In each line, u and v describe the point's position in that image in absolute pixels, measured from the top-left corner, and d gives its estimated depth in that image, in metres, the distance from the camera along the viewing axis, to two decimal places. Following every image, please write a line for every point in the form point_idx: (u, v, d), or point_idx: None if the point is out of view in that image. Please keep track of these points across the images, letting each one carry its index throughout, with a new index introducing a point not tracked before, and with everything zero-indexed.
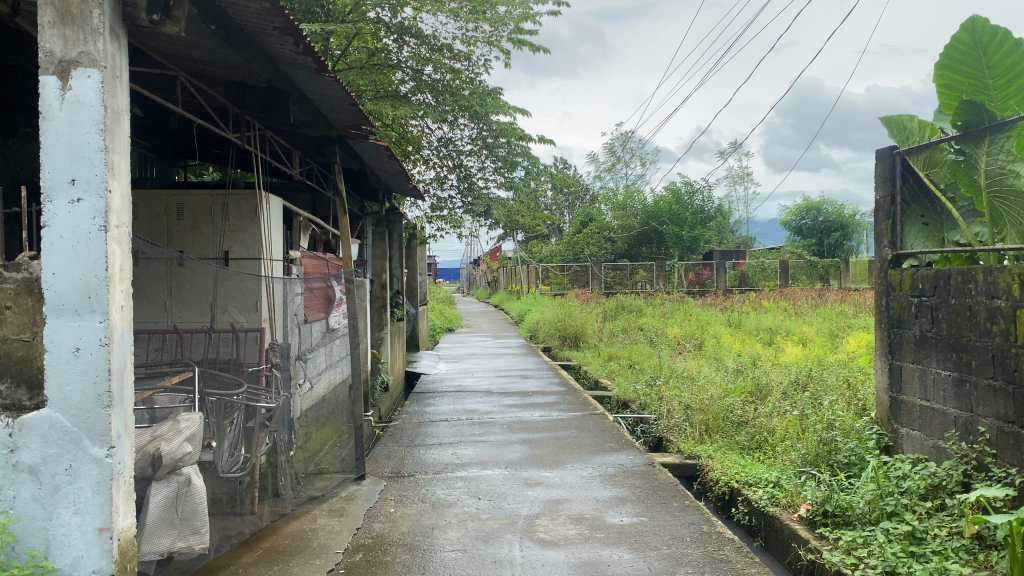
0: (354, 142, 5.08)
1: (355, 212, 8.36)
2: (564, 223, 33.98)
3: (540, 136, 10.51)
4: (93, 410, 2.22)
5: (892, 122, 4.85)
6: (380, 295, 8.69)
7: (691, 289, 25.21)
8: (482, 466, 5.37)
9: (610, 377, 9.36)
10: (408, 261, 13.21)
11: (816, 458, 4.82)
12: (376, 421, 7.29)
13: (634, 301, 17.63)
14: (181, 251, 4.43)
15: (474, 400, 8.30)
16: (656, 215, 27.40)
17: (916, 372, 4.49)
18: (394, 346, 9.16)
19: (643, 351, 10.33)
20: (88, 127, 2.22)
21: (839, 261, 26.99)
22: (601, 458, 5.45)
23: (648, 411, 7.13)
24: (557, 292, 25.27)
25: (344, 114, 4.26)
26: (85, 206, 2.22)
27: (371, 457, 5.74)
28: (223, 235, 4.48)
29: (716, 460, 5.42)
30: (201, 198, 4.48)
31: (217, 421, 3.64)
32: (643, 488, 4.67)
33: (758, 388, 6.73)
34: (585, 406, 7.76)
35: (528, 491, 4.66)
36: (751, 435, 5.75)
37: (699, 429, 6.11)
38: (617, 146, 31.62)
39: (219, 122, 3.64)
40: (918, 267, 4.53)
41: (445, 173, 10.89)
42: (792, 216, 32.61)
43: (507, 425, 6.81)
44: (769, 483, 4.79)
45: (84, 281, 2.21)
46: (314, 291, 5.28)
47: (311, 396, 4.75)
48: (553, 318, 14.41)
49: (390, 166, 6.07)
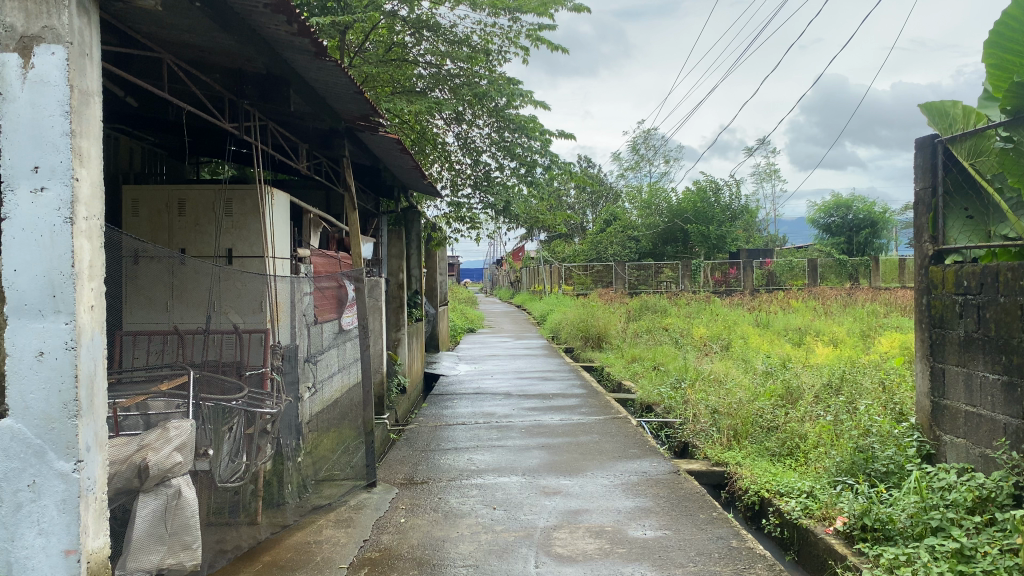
0: (365, 135, 4.89)
1: (370, 209, 8.19)
2: (587, 222, 33.72)
3: (561, 131, 10.32)
4: (59, 421, 2.02)
5: (933, 109, 4.56)
6: (396, 296, 8.38)
7: (717, 289, 24.82)
8: (499, 473, 5.14)
9: (633, 379, 9.11)
10: (427, 261, 13.03)
11: (852, 467, 4.55)
12: (392, 424, 7.10)
13: (658, 301, 17.35)
14: (182, 248, 4.25)
15: (493, 402, 8.09)
16: (681, 213, 27.07)
17: (961, 376, 4.20)
18: (411, 347, 8.97)
19: (669, 352, 10.07)
20: (52, 108, 2.02)
21: (868, 260, 26.46)
22: (623, 465, 5.21)
23: (673, 415, 6.87)
24: (581, 292, 25.00)
25: (353, 104, 4.04)
26: (48, 195, 2.02)
27: (385, 463, 5.53)
28: (227, 231, 4.29)
29: (746, 467, 5.16)
30: (203, 193, 4.29)
31: (213, 427, 3.45)
32: (667, 498, 4.42)
33: (789, 390, 6.45)
34: (608, 409, 7.51)
35: (545, 501, 4.42)
36: (781, 441, 5.47)
37: (727, 435, 5.84)
38: (640, 144, 31.35)
39: (214, 110, 3.46)
40: (962, 263, 4.25)
41: (464, 170, 10.71)
42: (820, 214, 32.06)
43: (526, 429, 6.59)
44: (802, 493, 4.52)
45: (48, 278, 2.02)
46: (324, 291, 5.08)
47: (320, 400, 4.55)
48: (576, 319, 14.16)
49: (403, 161, 5.87)
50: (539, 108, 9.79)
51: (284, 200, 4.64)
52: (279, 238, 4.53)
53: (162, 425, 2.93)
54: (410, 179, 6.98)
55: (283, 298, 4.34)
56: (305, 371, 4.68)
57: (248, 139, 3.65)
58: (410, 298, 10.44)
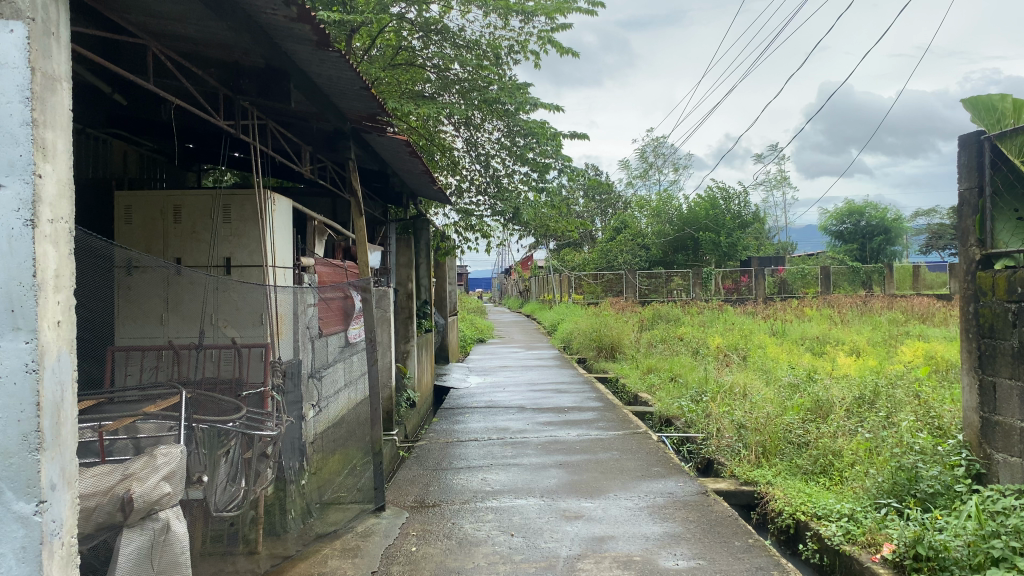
0: (372, 137, 4.61)
1: (378, 217, 7.93)
2: (596, 231, 33.47)
3: (572, 135, 10.07)
4: (18, 455, 1.75)
5: (979, 103, 4.26)
6: (405, 306, 8.11)
7: (729, 298, 24.47)
8: (515, 495, 4.84)
9: (651, 391, 8.81)
10: (436, 271, 12.77)
11: (895, 488, 4.25)
12: (402, 440, 6.82)
13: (671, 310, 17.05)
14: (179, 259, 3.97)
15: (506, 416, 7.79)
16: (692, 221, 26.77)
17: (1015, 391, 3.89)
18: (421, 359, 8.69)
19: (686, 363, 9.77)
20: (10, 94, 1.75)
21: (882, 267, 26.08)
22: (647, 485, 4.90)
23: (695, 429, 6.56)
24: (591, 301, 24.67)
25: (358, 102, 3.77)
26: (6, 194, 1.75)
27: (394, 484, 5.24)
28: (224, 239, 4.02)
29: (779, 487, 4.86)
30: (200, 198, 4.02)
31: (208, 452, 3.16)
32: (697, 522, 4.12)
33: (819, 402, 6.14)
34: (627, 423, 7.19)
35: (567, 526, 4.12)
36: (813, 459, 5.17)
37: (755, 452, 5.53)
38: (649, 151, 31.11)
39: (208, 106, 3.20)
40: (1015, 268, 3.93)
41: (473, 176, 10.45)
42: (832, 221, 31.70)
43: (542, 445, 6.29)
44: (842, 516, 4.21)
45: (5, 290, 1.75)
46: (330, 301, 4.85)
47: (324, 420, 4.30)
48: (587, 329, 13.86)
49: (412, 165, 5.61)
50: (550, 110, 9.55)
51: (287, 205, 4.37)
52: (281, 246, 4.26)
53: (148, 453, 2.65)
54: (419, 185, 6.72)
55: (284, 309, 4.10)
56: (309, 387, 4.45)
57: (245, 138, 3.39)
58: (419, 308, 10.16)
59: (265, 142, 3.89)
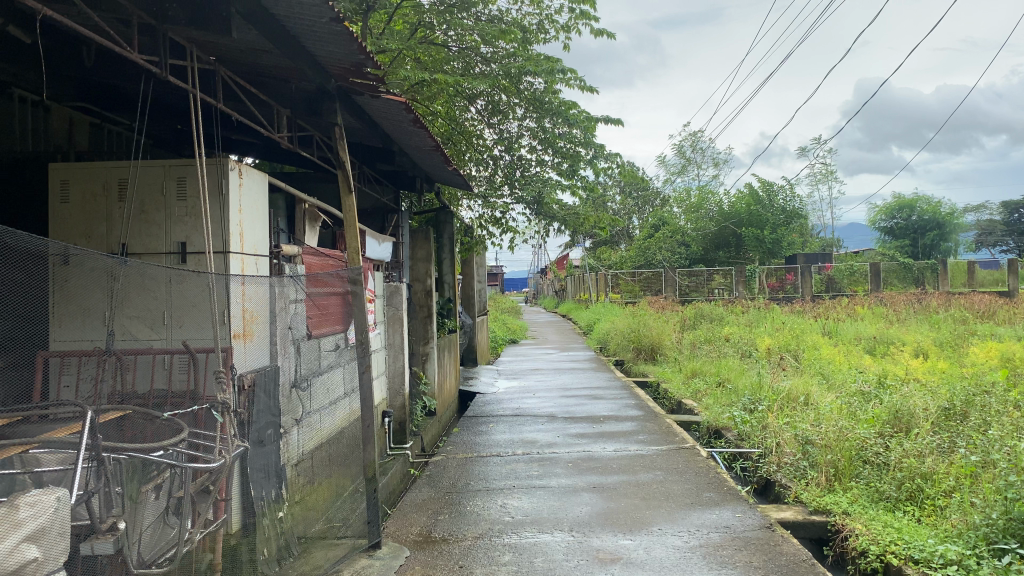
0: (363, 101, 3.90)
1: (390, 206, 7.23)
2: (633, 228, 32.54)
3: (607, 118, 9.30)
4: None
5: None
6: (424, 303, 7.33)
7: (773, 296, 23.39)
8: (540, 526, 4.06)
9: (696, 397, 7.97)
10: (465, 269, 12.06)
11: (1011, 527, 3.38)
12: (415, 455, 6.09)
13: (714, 309, 16.14)
14: (127, 246, 3.27)
15: (533, 427, 7.00)
16: (733, 216, 25.78)
17: None
18: (442, 363, 7.94)
19: (734, 365, 8.91)
20: None
21: (935, 263, 24.80)
22: (697, 516, 4.11)
23: (749, 444, 5.73)
24: (629, 300, 23.78)
25: (331, 44, 3.06)
26: None
27: (398, 512, 4.49)
28: (180, 220, 3.29)
29: (860, 520, 3.99)
30: (152, 171, 3.31)
31: (129, 492, 2.40)
32: (764, 569, 3.31)
33: (899, 413, 5.22)
34: (670, 436, 6.36)
35: (600, 573, 3.34)
36: (898, 484, 4.33)
37: (826, 475, 4.67)
38: (688, 145, 30.19)
39: (122, 38, 2.54)
40: None
41: (501, 165, 9.71)
42: (881, 216, 30.47)
43: (572, 462, 5.49)
44: (945, 562, 3.35)
45: None
46: (326, 296, 4.15)
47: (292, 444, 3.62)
48: (625, 329, 13.02)
49: (418, 140, 4.86)
50: (583, 87, 8.80)
51: (261, 179, 3.64)
52: (252, 227, 3.52)
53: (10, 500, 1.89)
54: (433, 167, 5.98)
55: (253, 306, 3.39)
56: (289, 400, 3.77)
57: (172, 78, 2.72)
58: (443, 307, 9.40)
59: (216, 94, 3.20)
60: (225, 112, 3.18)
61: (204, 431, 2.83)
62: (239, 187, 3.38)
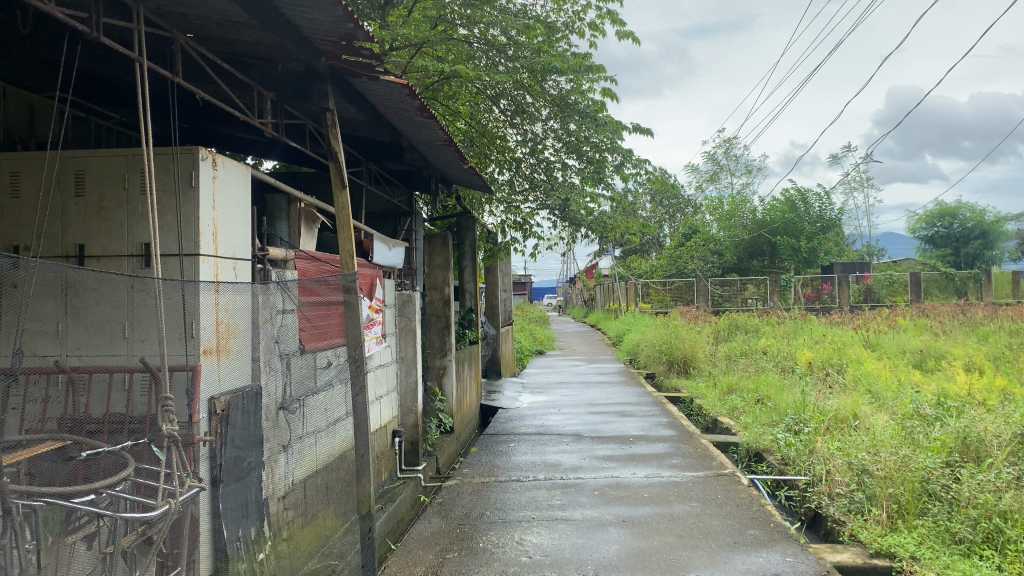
0: (360, 84, 3.45)
1: (403, 208, 6.78)
2: (664, 237, 31.91)
3: (636, 124, 8.84)
4: None
5: None
6: (440, 314, 6.85)
7: (810, 306, 22.69)
8: (560, 571, 3.55)
9: (733, 415, 7.41)
10: (488, 278, 11.58)
11: None
12: (428, 478, 5.60)
13: (749, 319, 15.53)
14: (86, 248, 2.87)
15: (557, 447, 6.49)
16: (767, 224, 25.14)
17: None
18: (462, 375, 7.45)
19: (774, 380, 8.32)
20: None
21: (979, 273, 23.90)
22: (740, 560, 3.58)
23: (794, 471, 5.17)
24: (660, 310, 22.97)
25: (312, 9, 2.62)
26: None
27: (402, 548, 4.01)
28: (142, 218, 2.86)
29: (932, 568, 3.42)
30: (114, 162, 2.89)
31: (49, 544, 1.92)
32: None
33: (967, 440, 4.64)
34: (707, 459, 5.81)
35: None
36: (973, 525, 3.76)
37: (888, 511, 4.10)
38: (721, 153, 29.56)
39: None
40: None
41: (523, 167, 9.17)
42: (922, 224, 29.59)
43: (599, 490, 4.97)
44: None
45: None
46: (319, 306, 3.71)
47: (276, 476, 3.16)
48: (657, 340, 12.45)
49: (427, 133, 4.39)
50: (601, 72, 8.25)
51: (243, 172, 3.22)
52: (229, 226, 3.08)
53: None
54: (448, 165, 5.51)
55: (231, 317, 2.97)
56: (274, 424, 3.32)
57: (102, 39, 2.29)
58: (463, 318, 8.94)
59: (177, 69, 2.78)
60: (185, 88, 2.75)
61: (150, 468, 2.41)
62: (213, 183, 2.95)
